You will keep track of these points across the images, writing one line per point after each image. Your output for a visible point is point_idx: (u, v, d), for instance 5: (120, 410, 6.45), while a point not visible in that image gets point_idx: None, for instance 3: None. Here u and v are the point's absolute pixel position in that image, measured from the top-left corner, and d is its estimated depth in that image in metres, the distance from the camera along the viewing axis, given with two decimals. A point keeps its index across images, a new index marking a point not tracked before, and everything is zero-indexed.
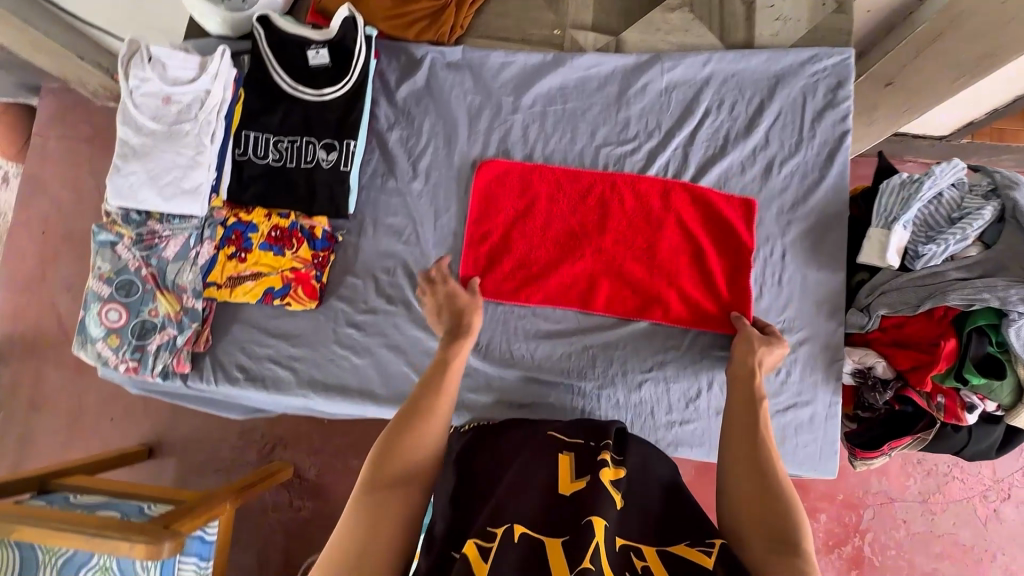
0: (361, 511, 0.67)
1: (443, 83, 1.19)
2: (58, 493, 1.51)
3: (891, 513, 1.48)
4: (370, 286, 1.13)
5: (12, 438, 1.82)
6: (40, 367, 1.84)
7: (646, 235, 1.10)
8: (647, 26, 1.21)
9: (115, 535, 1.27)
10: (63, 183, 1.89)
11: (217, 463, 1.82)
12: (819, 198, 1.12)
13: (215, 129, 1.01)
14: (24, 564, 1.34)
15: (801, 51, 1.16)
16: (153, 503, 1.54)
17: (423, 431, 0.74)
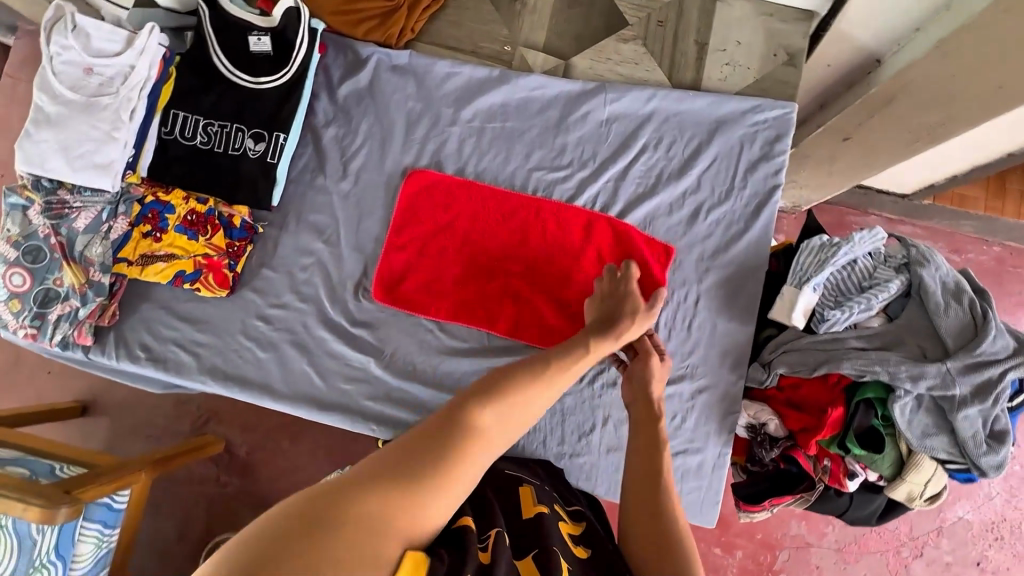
0: (433, 437, 0.62)
1: (386, 86, 1.18)
2: None
3: (804, 558, 1.43)
4: (284, 281, 1.13)
5: None
6: None
7: (559, 269, 1.11)
8: (597, 54, 1.20)
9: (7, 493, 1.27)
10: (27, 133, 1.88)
11: (149, 428, 1.82)
12: (739, 250, 1.12)
13: (136, 106, 1.00)
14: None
15: (744, 100, 1.16)
16: (68, 465, 1.54)
17: (523, 402, 0.70)
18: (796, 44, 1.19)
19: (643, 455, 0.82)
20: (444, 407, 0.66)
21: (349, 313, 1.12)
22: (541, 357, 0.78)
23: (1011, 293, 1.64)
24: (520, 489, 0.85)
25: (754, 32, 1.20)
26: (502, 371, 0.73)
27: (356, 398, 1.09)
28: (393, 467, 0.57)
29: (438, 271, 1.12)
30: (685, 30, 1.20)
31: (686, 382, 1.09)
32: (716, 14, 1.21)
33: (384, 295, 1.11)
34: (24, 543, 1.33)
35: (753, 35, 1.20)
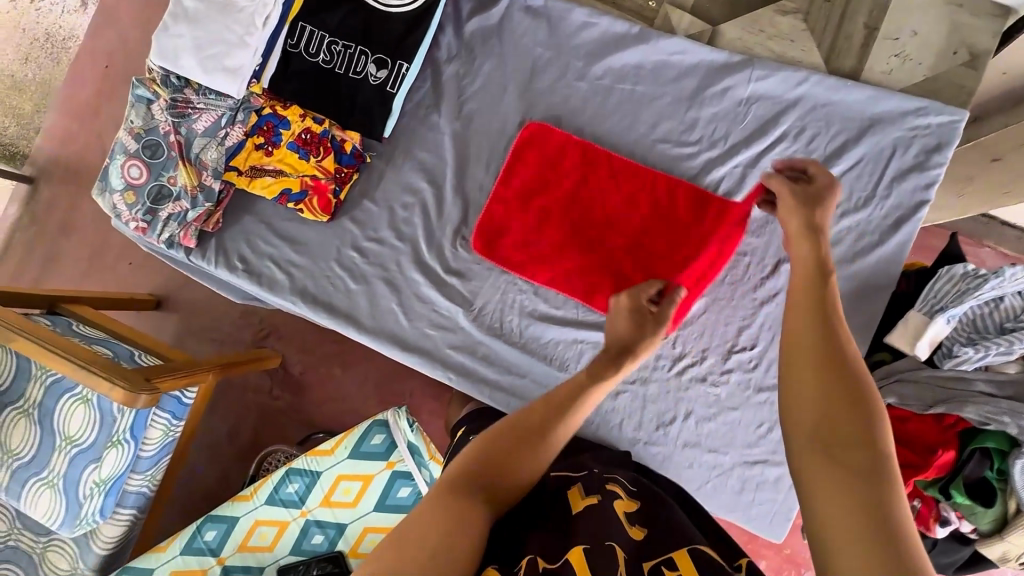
0: (444, 509, 0.60)
1: (516, 28, 1.11)
2: (64, 317, 1.60)
3: None
4: (384, 216, 1.11)
5: (40, 253, 1.91)
6: (77, 195, 1.91)
7: (641, 235, 1.06)
8: (750, 24, 1.09)
9: (95, 370, 1.36)
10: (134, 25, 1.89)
11: (217, 333, 1.89)
12: (866, 264, 1.03)
13: (270, 13, 0.97)
14: (20, 375, 1.48)
15: (907, 99, 1.04)
16: (145, 353, 1.61)
17: (524, 454, 0.67)
18: (982, 42, 1.04)
19: (818, 356, 0.60)
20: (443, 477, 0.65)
21: (445, 259, 1.10)
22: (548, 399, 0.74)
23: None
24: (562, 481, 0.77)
25: (935, 23, 1.05)
26: (505, 423, 0.71)
27: (439, 346, 1.08)
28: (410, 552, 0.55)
29: (541, 232, 1.08)
30: (854, 10, 1.07)
31: None
32: None
33: (482, 248, 1.08)
34: (105, 418, 1.42)
35: (933, 26, 1.06)
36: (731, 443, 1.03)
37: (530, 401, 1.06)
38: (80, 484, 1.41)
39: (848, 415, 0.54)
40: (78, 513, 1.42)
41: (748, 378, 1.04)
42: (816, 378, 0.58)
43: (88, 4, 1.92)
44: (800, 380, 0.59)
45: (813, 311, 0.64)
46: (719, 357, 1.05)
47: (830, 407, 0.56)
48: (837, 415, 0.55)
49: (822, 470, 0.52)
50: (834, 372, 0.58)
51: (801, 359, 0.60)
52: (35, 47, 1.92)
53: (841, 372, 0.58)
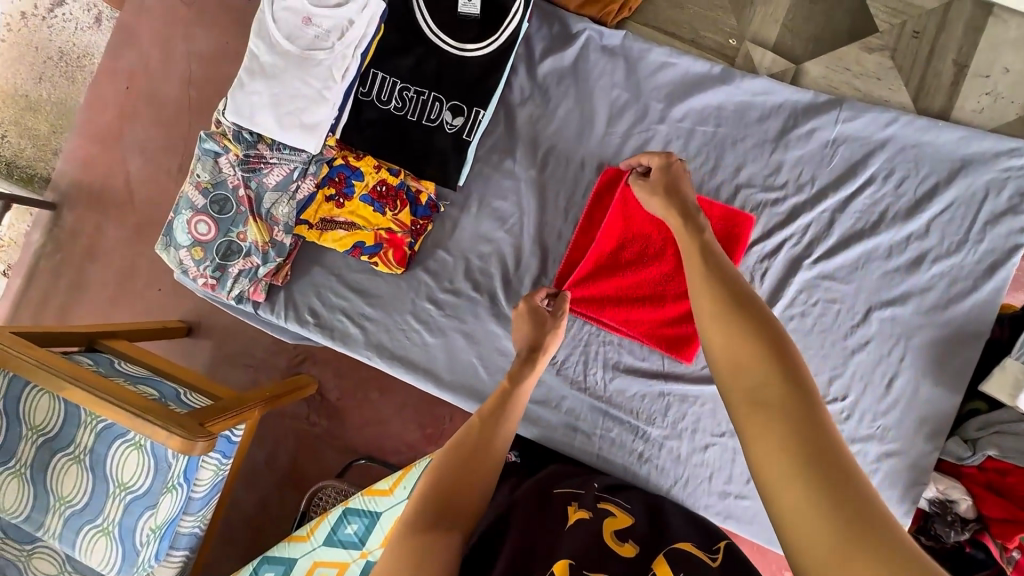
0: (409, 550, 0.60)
1: (592, 68, 1.07)
2: (104, 355, 1.44)
3: None
4: (460, 266, 1.08)
5: (62, 284, 1.73)
6: (101, 221, 1.71)
7: None
8: (835, 62, 1.06)
9: (155, 419, 1.19)
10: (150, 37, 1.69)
11: (250, 357, 1.70)
12: (960, 311, 1.01)
13: (349, 65, 0.93)
14: (68, 421, 1.27)
15: (1001, 140, 1.01)
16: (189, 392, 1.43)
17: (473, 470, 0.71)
18: None
19: (728, 315, 0.56)
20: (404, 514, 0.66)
21: None
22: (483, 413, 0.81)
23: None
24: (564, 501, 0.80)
25: None
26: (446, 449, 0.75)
27: None
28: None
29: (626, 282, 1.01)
30: (943, 47, 1.04)
31: (874, 443, 1.01)
32: (986, 31, 1.03)
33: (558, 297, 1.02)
34: (159, 464, 1.23)
35: None
36: None
37: (616, 455, 1.04)
38: (134, 533, 1.22)
39: (774, 363, 0.50)
40: (136, 561, 1.23)
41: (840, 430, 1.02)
42: (731, 336, 0.54)
43: (104, 19, 1.74)
44: (719, 342, 0.55)
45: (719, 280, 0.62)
46: None
47: (750, 359, 0.51)
48: (768, 362, 0.50)
49: (765, 426, 0.46)
50: (749, 328, 0.54)
51: (708, 316, 0.58)
52: (50, 66, 1.75)
53: (753, 326, 0.54)
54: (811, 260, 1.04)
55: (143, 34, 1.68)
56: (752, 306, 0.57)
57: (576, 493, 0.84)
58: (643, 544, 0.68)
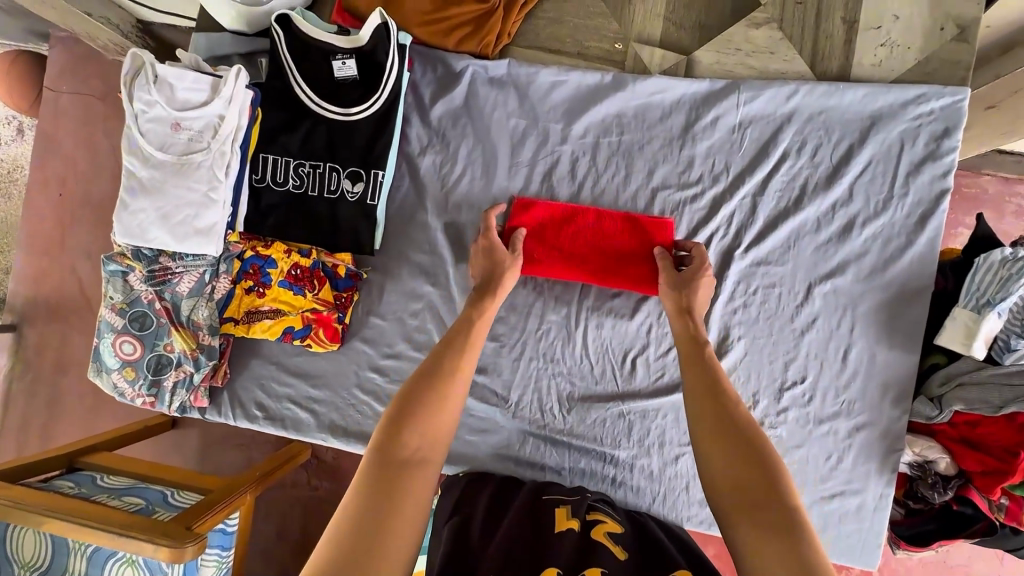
0: (372, 490, 0.60)
1: (484, 103, 1.05)
2: (84, 473, 1.35)
3: None
4: (395, 330, 1.06)
5: (34, 405, 1.66)
6: (61, 335, 1.66)
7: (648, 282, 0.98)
8: (725, 44, 1.04)
9: (138, 533, 1.10)
10: (71, 140, 1.65)
11: (237, 437, 1.64)
12: (900, 270, 0.99)
13: (230, 160, 0.90)
14: (57, 550, 1.21)
15: (906, 89, 0.99)
16: (179, 489, 1.35)
17: (435, 412, 0.69)
18: (968, 13, 0.99)
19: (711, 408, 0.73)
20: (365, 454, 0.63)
21: None
22: (439, 353, 0.77)
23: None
24: (554, 507, 0.82)
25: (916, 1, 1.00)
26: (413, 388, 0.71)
27: (481, 448, 1.04)
28: (351, 534, 0.55)
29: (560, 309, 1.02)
30: (829, 6, 1.02)
31: (842, 418, 1.00)
32: None
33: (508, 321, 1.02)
34: None
35: (914, 6, 1.00)
36: (803, 482, 1.00)
37: (589, 484, 1.02)
38: None
39: (749, 448, 0.67)
40: None
41: (806, 413, 1.00)
42: (714, 434, 0.71)
43: (25, 130, 1.72)
44: (703, 433, 0.72)
45: (704, 368, 0.78)
46: (772, 397, 1.01)
47: (724, 448, 0.69)
48: (742, 454, 0.67)
49: (730, 497, 0.64)
50: (727, 423, 0.71)
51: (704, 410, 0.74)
52: None
53: (733, 420, 0.71)
54: (743, 249, 1.02)
55: (61, 141, 1.65)
56: (730, 398, 0.74)
57: (566, 499, 0.86)
58: (630, 545, 0.73)
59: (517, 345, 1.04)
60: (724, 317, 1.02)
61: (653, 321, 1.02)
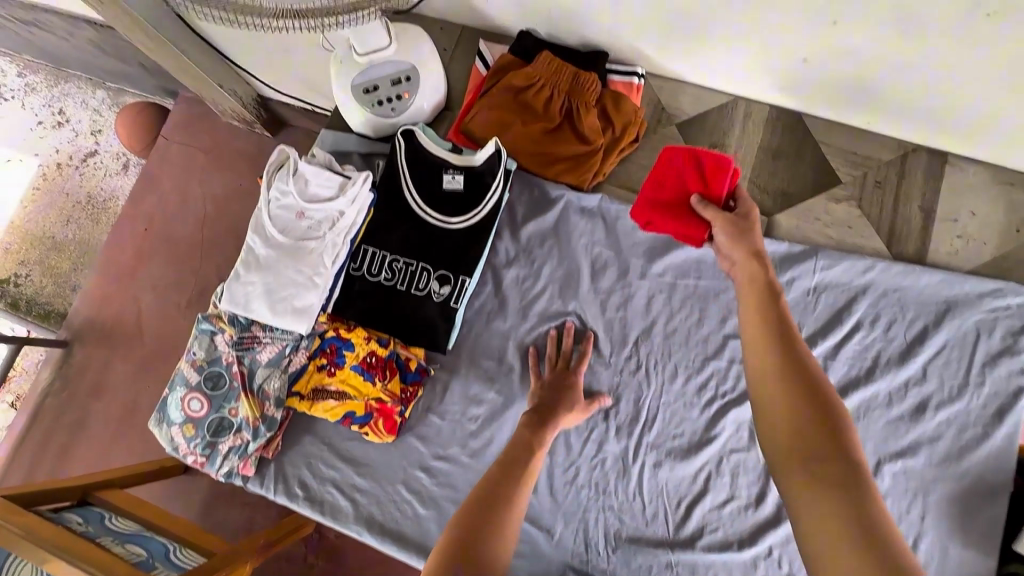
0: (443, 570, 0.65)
1: (572, 230, 1.13)
2: (95, 509, 1.25)
3: None
4: (451, 431, 1.06)
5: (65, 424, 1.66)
6: (110, 358, 1.69)
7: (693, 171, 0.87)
8: (804, 213, 1.11)
9: None
10: (173, 182, 1.79)
11: (245, 502, 1.58)
12: (976, 461, 0.96)
13: (339, 251, 0.98)
14: None
15: (982, 281, 1.02)
16: (181, 547, 1.21)
17: (498, 528, 0.73)
18: None
19: (794, 421, 0.63)
20: (439, 545, 0.70)
21: None
22: (504, 476, 0.84)
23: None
24: None
25: (995, 202, 1.06)
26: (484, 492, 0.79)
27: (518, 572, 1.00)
28: None
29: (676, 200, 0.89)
30: (907, 194, 1.09)
31: None
32: (945, 179, 1.08)
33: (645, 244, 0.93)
34: None
35: (993, 205, 1.06)
36: None
37: None
38: None
39: (839, 478, 0.58)
40: None
41: None
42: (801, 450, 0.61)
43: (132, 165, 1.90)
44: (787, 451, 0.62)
45: (790, 381, 0.65)
46: None
47: (817, 473, 0.59)
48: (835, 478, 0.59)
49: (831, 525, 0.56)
50: (823, 457, 0.60)
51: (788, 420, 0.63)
52: (78, 210, 1.88)
53: (830, 453, 0.60)
54: None
55: (164, 183, 1.80)
56: (814, 413, 0.62)
57: None
58: None
59: (567, 470, 1.02)
60: None
61: (712, 469, 1.00)
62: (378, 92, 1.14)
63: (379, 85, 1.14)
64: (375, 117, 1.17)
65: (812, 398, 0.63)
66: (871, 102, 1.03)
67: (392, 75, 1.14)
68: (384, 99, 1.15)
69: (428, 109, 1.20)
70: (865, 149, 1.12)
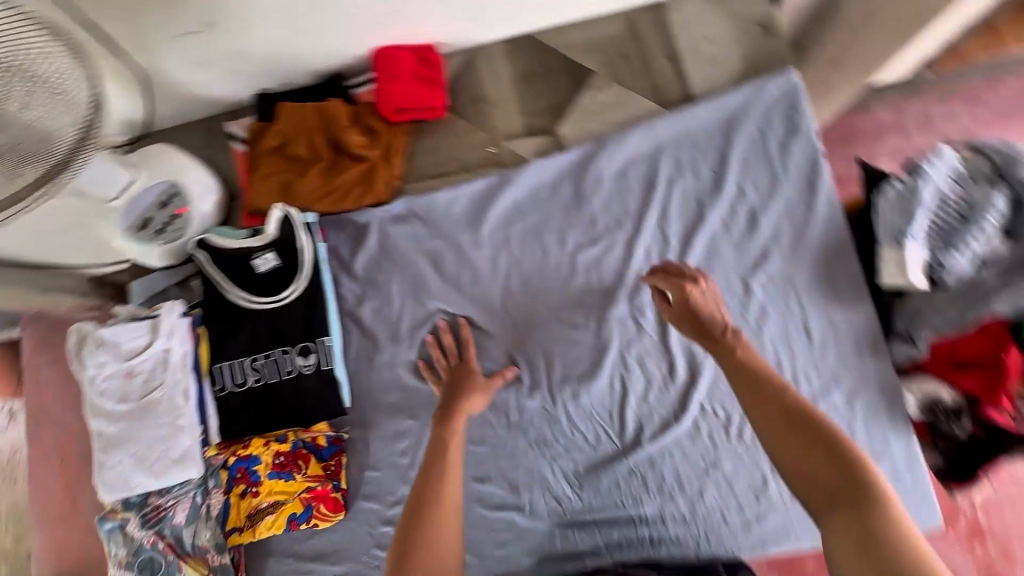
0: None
1: (397, 241, 1.14)
2: None
3: None
4: (392, 475, 1.07)
5: None
6: None
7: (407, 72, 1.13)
8: (579, 113, 1.15)
9: None
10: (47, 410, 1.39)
11: None
12: (816, 233, 1.04)
13: (187, 383, 1.02)
14: None
15: (742, 89, 1.10)
16: None
17: (433, 524, 0.75)
18: (763, 11, 1.14)
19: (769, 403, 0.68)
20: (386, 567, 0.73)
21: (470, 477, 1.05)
22: (425, 468, 0.82)
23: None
24: None
25: (719, 19, 1.15)
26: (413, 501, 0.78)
27: (515, 557, 1.02)
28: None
29: (411, 94, 1.13)
30: (649, 53, 1.15)
31: (836, 391, 1.00)
32: (671, 22, 1.16)
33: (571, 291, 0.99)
34: None
35: (719, 22, 1.15)
36: None
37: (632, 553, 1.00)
38: None
39: (812, 430, 0.64)
40: None
41: None
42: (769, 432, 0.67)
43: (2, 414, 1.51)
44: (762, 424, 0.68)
45: (750, 382, 0.72)
46: None
47: (780, 427, 0.66)
48: (784, 415, 0.67)
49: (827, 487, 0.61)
50: (782, 413, 0.67)
51: (769, 412, 0.68)
52: None
53: (785, 409, 0.67)
54: None
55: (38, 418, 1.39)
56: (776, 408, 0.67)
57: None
58: None
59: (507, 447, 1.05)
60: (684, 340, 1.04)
61: (622, 370, 1.04)
62: (153, 223, 1.11)
63: (150, 217, 1.11)
64: (167, 245, 1.14)
65: (821, 428, 0.65)
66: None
67: (155, 200, 1.11)
68: (163, 226, 1.12)
69: (213, 210, 1.18)
70: (596, 34, 1.17)
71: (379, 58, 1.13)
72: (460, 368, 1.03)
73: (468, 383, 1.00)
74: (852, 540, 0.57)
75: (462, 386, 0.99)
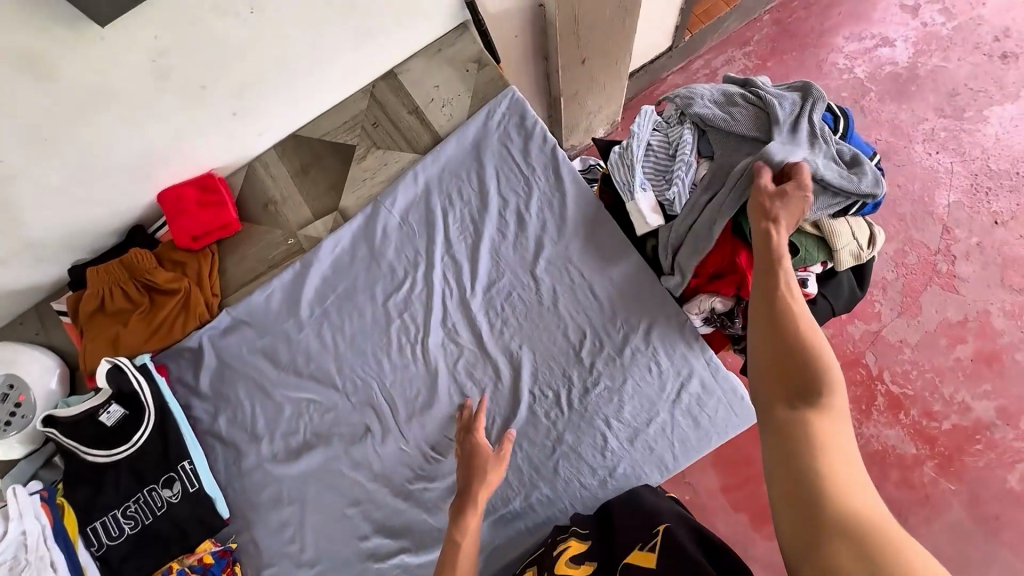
0: None
1: (230, 351, 1.23)
2: None
3: (887, 342, 1.62)
4: (288, 563, 1.12)
5: None
6: None
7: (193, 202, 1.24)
8: (354, 183, 1.29)
9: None
10: None
11: None
12: (573, 212, 1.19)
13: (55, 556, 1.03)
14: None
15: (476, 116, 1.26)
16: None
17: None
18: (474, 51, 1.32)
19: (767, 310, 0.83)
20: None
21: (356, 537, 1.12)
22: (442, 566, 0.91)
23: (792, 54, 1.86)
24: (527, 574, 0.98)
25: (441, 67, 1.32)
26: None
27: None
28: None
29: (203, 221, 1.24)
30: (394, 113, 1.31)
31: (634, 336, 1.12)
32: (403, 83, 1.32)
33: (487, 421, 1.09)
34: None
35: (442, 70, 1.31)
36: (653, 402, 1.10)
37: (516, 548, 1.07)
38: None
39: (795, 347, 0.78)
40: None
41: (608, 354, 1.12)
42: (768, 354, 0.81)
43: None
44: (764, 335, 0.82)
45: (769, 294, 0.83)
46: (577, 365, 1.12)
47: (776, 342, 0.80)
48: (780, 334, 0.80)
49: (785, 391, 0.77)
50: (778, 331, 0.80)
51: (772, 317, 0.82)
52: None
53: (783, 325, 0.80)
54: (471, 289, 1.18)
55: None
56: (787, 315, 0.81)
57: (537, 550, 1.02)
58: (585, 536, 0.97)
59: (380, 496, 1.13)
60: (500, 343, 1.15)
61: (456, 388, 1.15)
62: None
63: None
64: (19, 433, 1.17)
65: (806, 346, 0.78)
66: (302, 89, 1.23)
67: None
68: (8, 416, 1.16)
69: (58, 383, 1.24)
70: (346, 113, 1.32)
71: (164, 200, 1.23)
72: (472, 443, 1.04)
73: (479, 466, 1.00)
74: (782, 430, 0.74)
75: (473, 471, 0.99)
